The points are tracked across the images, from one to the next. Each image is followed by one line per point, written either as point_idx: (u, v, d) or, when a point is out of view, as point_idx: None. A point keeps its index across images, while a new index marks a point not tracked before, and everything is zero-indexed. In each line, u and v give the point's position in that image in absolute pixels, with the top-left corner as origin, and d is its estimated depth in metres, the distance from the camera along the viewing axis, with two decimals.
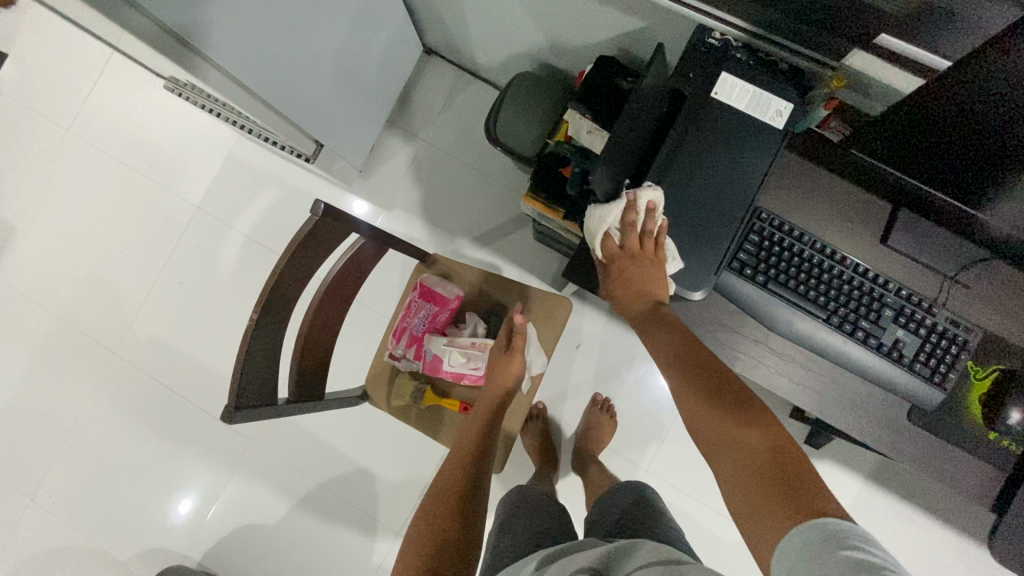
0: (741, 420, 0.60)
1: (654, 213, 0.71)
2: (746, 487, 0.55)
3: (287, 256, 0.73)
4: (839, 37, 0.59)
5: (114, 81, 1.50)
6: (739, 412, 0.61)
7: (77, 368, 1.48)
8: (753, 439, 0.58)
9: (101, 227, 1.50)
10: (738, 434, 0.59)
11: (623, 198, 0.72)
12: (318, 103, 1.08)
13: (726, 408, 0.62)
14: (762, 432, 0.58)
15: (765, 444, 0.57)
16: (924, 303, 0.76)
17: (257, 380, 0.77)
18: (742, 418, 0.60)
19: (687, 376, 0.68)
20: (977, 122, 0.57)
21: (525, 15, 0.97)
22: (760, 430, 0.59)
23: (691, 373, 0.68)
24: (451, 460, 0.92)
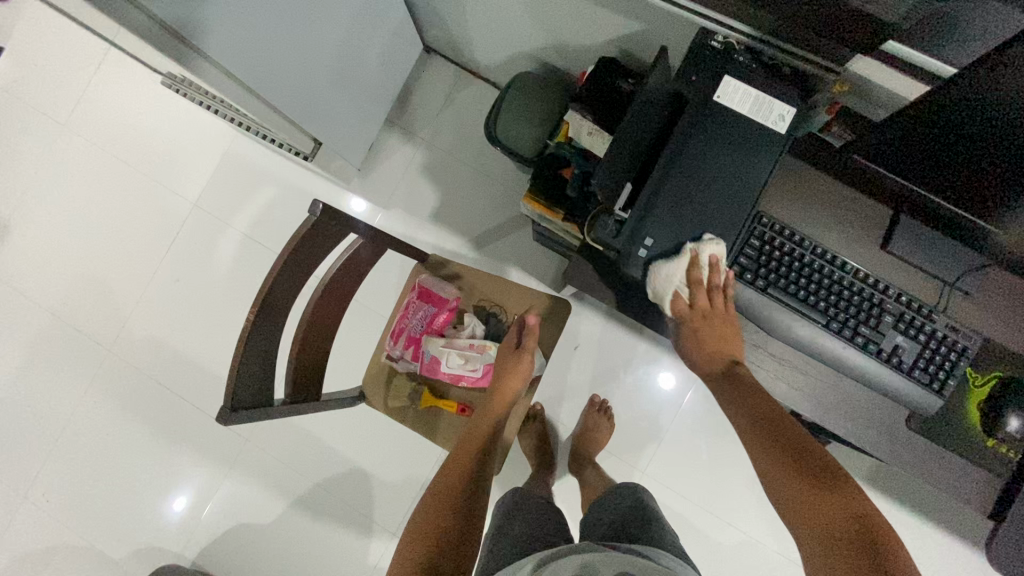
0: (821, 488, 0.62)
1: (718, 264, 0.71)
2: (833, 552, 0.57)
3: (284, 257, 0.73)
4: (846, 46, 0.58)
5: (110, 76, 1.48)
6: (823, 476, 0.63)
7: (72, 365, 1.47)
8: (836, 507, 0.60)
9: (97, 223, 1.49)
10: (821, 503, 0.61)
11: (686, 254, 0.70)
12: (317, 102, 1.07)
13: (805, 467, 0.64)
14: (846, 499, 0.60)
15: (849, 513, 0.59)
16: (923, 309, 0.76)
17: (253, 380, 0.76)
18: (824, 486, 0.62)
19: (763, 443, 0.69)
20: (981, 127, 0.57)
21: (525, 16, 0.96)
22: (843, 498, 0.60)
23: (763, 431, 0.70)
24: (450, 463, 0.89)
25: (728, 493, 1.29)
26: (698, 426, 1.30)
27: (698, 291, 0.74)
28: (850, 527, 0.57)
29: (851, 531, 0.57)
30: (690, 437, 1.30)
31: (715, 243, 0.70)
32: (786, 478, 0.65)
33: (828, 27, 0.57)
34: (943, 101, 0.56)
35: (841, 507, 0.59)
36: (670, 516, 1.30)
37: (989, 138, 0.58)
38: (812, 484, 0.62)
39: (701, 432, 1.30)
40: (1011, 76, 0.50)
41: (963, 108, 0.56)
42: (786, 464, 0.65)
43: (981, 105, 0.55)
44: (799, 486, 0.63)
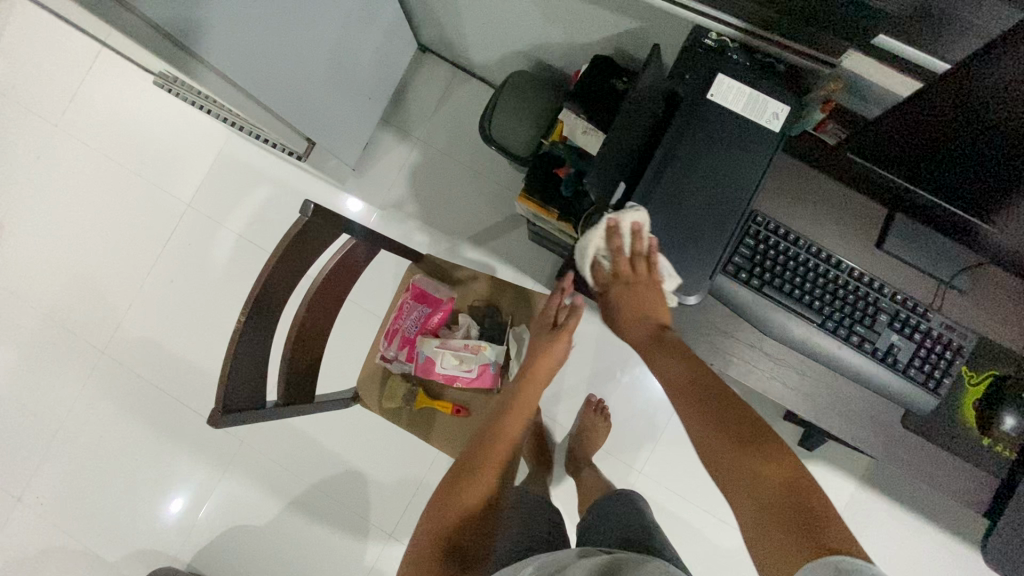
0: (753, 456, 0.58)
1: (640, 233, 0.70)
2: (764, 520, 0.54)
3: (276, 258, 0.72)
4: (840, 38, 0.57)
5: (103, 76, 1.47)
6: (750, 439, 0.60)
7: (65, 367, 1.46)
8: (769, 476, 0.57)
9: (90, 225, 1.48)
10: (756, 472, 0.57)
11: (605, 222, 0.72)
12: (311, 101, 1.06)
13: (731, 430, 0.61)
14: (778, 466, 0.57)
15: (785, 484, 0.56)
16: (919, 308, 0.75)
17: (246, 382, 0.76)
18: (756, 452, 0.59)
19: (689, 407, 0.66)
20: (982, 126, 0.56)
21: (519, 14, 0.96)
22: (777, 466, 0.57)
23: (688, 394, 0.66)
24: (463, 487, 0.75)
25: None
26: None
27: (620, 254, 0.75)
28: (782, 498, 0.55)
29: (788, 502, 0.54)
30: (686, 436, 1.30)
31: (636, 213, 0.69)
32: (719, 445, 0.61)
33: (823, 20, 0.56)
34: (943, 98, 0.56)
35: (776, 477, 0.56)
36: (666, 516, 1.29)
37: (989, 137, 0.57)
38: (743, 451, 0.59)
39: None
40: (1001, 76, 0.49)
41: (963, 106, 0.55)
42: (716, 432, 0.62)
43: (983, 104, 0.54)
44: (732, 455, 0.60)
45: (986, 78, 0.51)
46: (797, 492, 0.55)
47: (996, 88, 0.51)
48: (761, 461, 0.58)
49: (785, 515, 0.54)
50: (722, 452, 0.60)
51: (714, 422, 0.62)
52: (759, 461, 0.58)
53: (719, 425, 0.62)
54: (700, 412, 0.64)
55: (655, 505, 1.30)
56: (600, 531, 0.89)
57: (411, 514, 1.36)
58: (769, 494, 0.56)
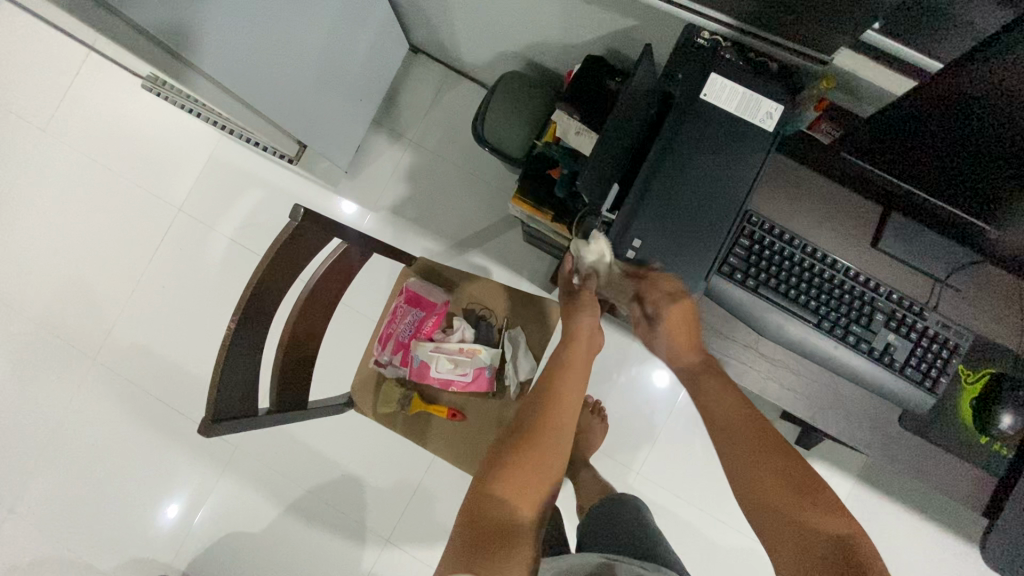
0: (807, 502, 0.61)
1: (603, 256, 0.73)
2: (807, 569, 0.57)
3: (265, 264, 0.71)
4: (838, 33, 0.56)
5: (91, 80, 1.46)
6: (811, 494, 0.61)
7: (57, 374, 1.44)
8: (820, 524, 0.59)
9: (81, 229, 1.47)
10: (806, 519, 0.60)
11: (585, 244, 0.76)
12: (301, 103, 1.05)
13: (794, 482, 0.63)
14: (834, 518, 0.59)
15: (835, 532, 0.58)
16: (915, 307, 0.75)
17: (237, 390, 0.74)
18: (814, 504, 0.61)
19: (751, 449, 0.67)
20: (980, 122, 0.56)
21: (510, 14, 0.95)
22: (830, 517, 0.59)
23: (752, 440, 0.67)
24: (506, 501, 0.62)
25: (723, 492, 1.28)
26: (692, 424, 1.30)
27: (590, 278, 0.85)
28: (832, 547, 0.57)
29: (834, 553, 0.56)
30: (683, 435, 1.30)
31: (596, 240, 0.72)
32: (773, 488, 0.63)
33: (818, 16, 0.55)
34: (939, 94, 0.55)
35: (827, 525, 0.59)
36: (665, 516, 1.29)
37: (989, 133, 0.57)
38: (796, 496, 0.62)
39: (695, 431, 1.30)
40: (998, 69, 0.49)
41: (959, 101, 0.55)
42: (770, 474, 0.64)
43: (981, 98, 0.53)
44: (786, 501, 0.62)
45: (983, 71, 0.50)
46: (849, 542, 0.57)
47: (993, 80, 0.51)
48: (814, 510, 0.60)
49: (833, 561, 0.56)
50: (774, 495, 0.63)
51: (771, 467, 0.65)
52: (813, 510, 0.60)
53: (775, 469, 0.64)
54: (754, 455, 0.66)
55: (654, 505, 1.29)
56: (599, 535, 0.88)
57: (408, 518, 1.35)
58: (818, 543, 0.58)
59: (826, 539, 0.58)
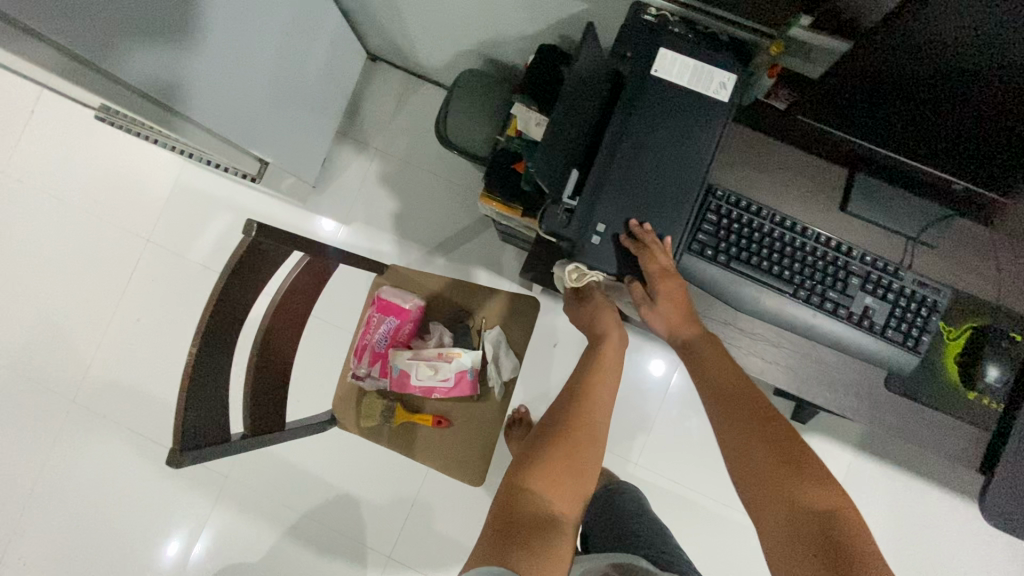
0: (794, 474, 0.60)
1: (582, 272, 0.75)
2: (794, 535, 0.56)
3: (222, 284, 0.68)
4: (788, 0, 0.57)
5: (47, 117, 1.42)
6: (799, 465, 0.61)
7: (38, 419, 1.40)
8: (806, 497, 0.58)
9: (51, 270, 1.43)
10: (788, 488, 0.59)
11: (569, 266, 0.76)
12: (258, 121, 1.02)
13: (781, 452, 0.62)
14: (819, 490, 0.58)
15: (816, 506, 0.57)
16: (890, 267, 0.74)
17: (206, 419, 0.72)
18: (801, 476, 0.60)
19: (734, 416, 0.67)
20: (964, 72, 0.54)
21: (462, 11, 0.93)
22: (816, 489, 0.58)
23: (730, 407, 0.67)
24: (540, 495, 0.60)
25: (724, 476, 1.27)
26: (687, 410, 1.28)
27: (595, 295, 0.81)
28: (814, 521, 0.56)
29: (813, 522, 0.56)
30: (680, 422, 1.28)
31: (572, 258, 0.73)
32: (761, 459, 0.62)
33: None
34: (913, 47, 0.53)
35: (812, 498, 0.58)
36: (669, 506, 1.27)
37: (975, 82, 0.54)
38: (785, 469, 0.61)
39: (691, 416, 1.28)
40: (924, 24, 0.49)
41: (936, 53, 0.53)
42: (762, 445, 0.63)
43: (959, 48, 0.51)
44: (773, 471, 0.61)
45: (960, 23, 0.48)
46: (830, 516, 0.56)
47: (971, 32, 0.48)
48: (804, 482, 0.59)
49: (810, 535, 0.55)
50: (765, 462, 0.62)
51: (763, 441, 0.64)
52: (801, 480, 0.59)
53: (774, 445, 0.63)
54: (748, 429, 0.65)
55: (657, 495, 1.27)
56: (595, 528, 0.86)
57: (409, 533, 1.32)
58: (797, 514, 0.57)
59: (807, 510, 0.57)
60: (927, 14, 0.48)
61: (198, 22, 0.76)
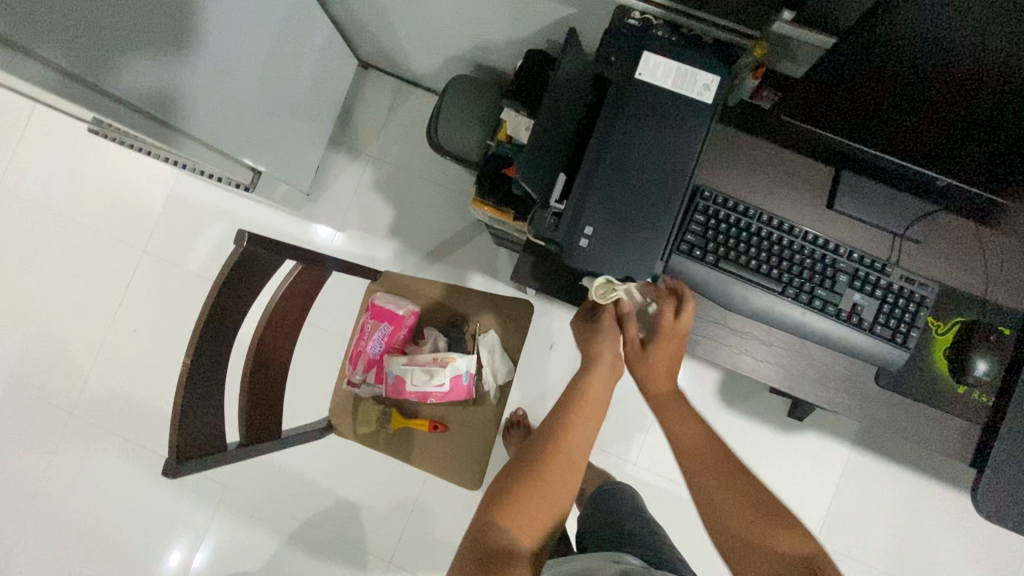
0: (775, 527, 0.59)
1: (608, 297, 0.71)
2: None
3: (214, 295, 0.68)
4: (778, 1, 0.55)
5: (41, 131, 1.43)
6: (776, 516, 0.59)
7: (37, 432, 1.40)
8: (790, 547, 0.57)
9: (47, 282, 1.43)
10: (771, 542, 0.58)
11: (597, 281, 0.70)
12: (249, 130, 1.03)
13: (759, 502, 0.61)
14: (795, 541, 0.57)
15: (797, 554, 0.57)
16: (877, 264, 0.74)
17: (201, 429, 0.72)
18: (779, 525, 0.59)
19: (711, 468, 0.64)
20: (964, 76, 0.54)
21: (449, 17, 0.94)
22: (791, 539, 0.58)
23: (709, 459, 0.65)
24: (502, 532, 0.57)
25: None
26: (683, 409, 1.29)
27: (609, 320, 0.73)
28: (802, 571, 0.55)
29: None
30: None
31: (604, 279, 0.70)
32: (739, 511, 0.61)
33: None
34: (911, 48, 0.53)
35: (786, 548, 0.57)
36: (668, 505, 1.27)
37: (975, 85, 0.54)
38: (764, 520, 0.59)
39: None
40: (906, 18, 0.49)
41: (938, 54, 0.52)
42: (740, 504, 0.61)
43: (961, 52, 0.51)
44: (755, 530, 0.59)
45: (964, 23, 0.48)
46: (812, 564, 0.56)
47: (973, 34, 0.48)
48: (783, 533, 0.58)
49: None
50: (748, 522, 0.60)
51: (742, 493, 0.62)
52: (781, 531, 0.58)
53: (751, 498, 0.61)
54: (725, 490, 0.62)
55: (656, 495, 1.28)
56: (591, 529, 0.86)
57: (409, 538, 1.32)
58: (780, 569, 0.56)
59: (791, 562, 0.56)
60: (906, 9, 0.48)
61: (182, 34, 0.77)
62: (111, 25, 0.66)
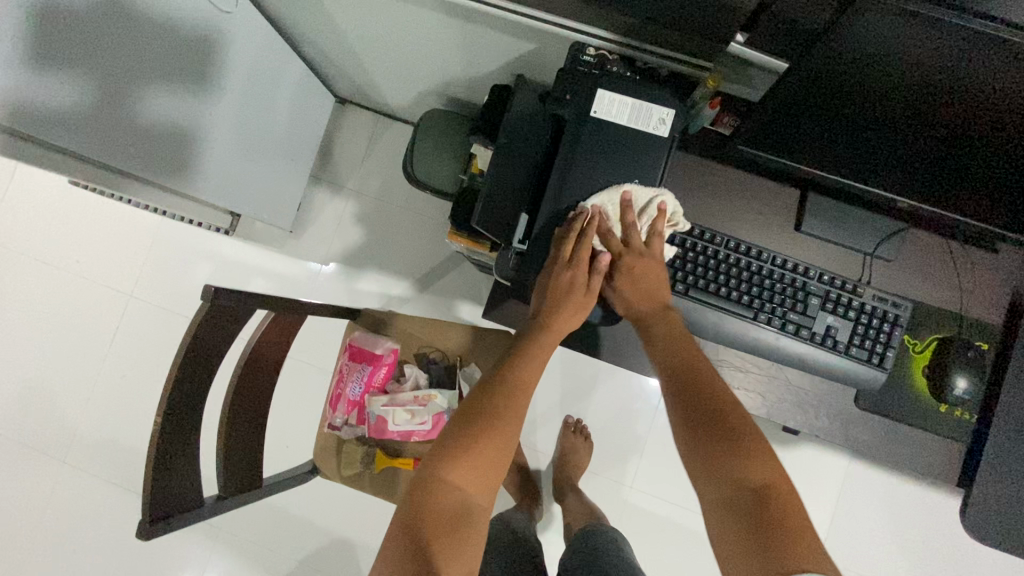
0: (731, 452, 0.58)
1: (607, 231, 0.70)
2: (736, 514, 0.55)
3: (183, 353, 0.68)
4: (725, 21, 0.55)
5: (26, 184, 1.44)
6: (732, 440, 0.59)
7: (29, 482, 1.40)
8: (742, 475, 0.57)
9: (36, 332, 1.44)
10: (730, 470, 0.57)
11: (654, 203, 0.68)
12: (224, 175, 1.03)
13: (719, 426, 0.60)
14: (753, 464, 0.57)
15: (754, 481, 0.56)
16: (847, 285, 0.74)
17: (176, 487, 0.72)
18: (738, 453, 0.58)
19: (674, 395, 0.65)
20: (946, 109, 0.53)
21: (416, 56, 0.95)
22: (752, 463, 0.57)
23: (677, 386, 0.66)
24: (454, 487, 0.58)
25: None
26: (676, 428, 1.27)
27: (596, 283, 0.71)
28: (753, 499, 0.55)
29: (751, 500, 0.55)
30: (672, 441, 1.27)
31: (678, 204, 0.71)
32: (703, 435, 0.60)
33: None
34: (893, 83, 0.52)
35: (750, 474, 0.57)
36: (665, 527, 1.26)
37: (957, 117, 0.53)
38: (723, 444, 0.59)
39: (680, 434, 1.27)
40: (866, 37, 0.47)
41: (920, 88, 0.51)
42: (705, 435, 0.60)
43: (926, 72, 0.49)
44: (722, 467, 0.58)
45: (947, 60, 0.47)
46: (767, 491, 0.56)
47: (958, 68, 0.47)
48: (737, 456, 0.58)
49: (748, 509, 0.55)
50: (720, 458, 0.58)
51: (705, 417, 0.61)
52: (737, 458, 0.58)
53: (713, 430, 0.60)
54: (696, 425, 0.61)
55: (652, 517, 1.26)
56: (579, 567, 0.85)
57: None
58: (738, 492, 0.56)
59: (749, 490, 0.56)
60: (866, 27, 0.46)
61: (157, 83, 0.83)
62: (104, 64, 0.76)
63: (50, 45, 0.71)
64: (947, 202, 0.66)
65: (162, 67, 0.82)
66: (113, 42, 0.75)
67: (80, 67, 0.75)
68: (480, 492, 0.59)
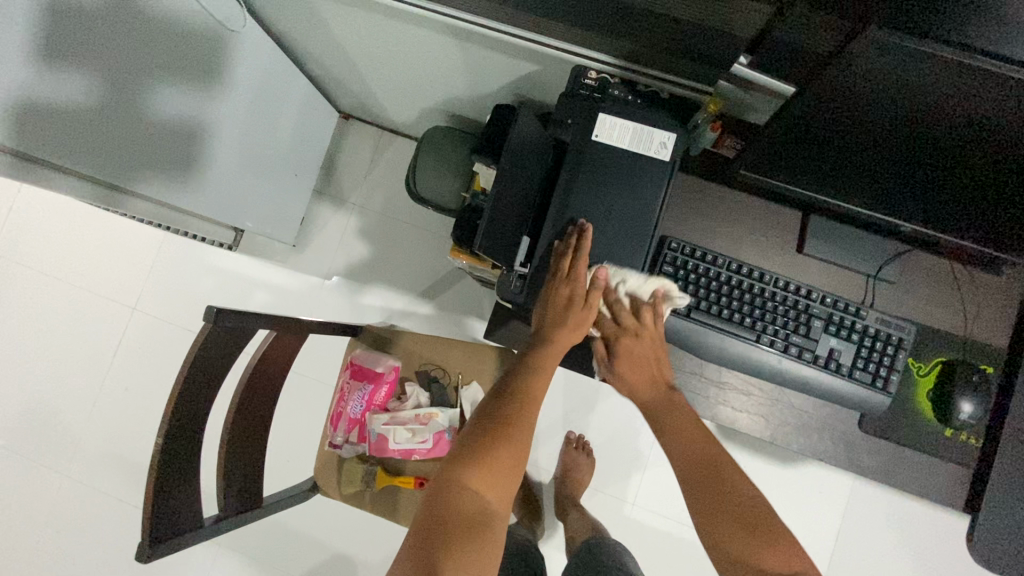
0: (758, 540, 0.61)
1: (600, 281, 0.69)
2: None
3: (184, 374, 0.68)
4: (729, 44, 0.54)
5: (33, 198, 1.45)
6: (758, 527, 0.61)
7: (31, 495, 1.40)
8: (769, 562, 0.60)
9: (40, 345, 1.44)
10: (754, 556, 0.60)
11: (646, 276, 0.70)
12: (229, 192, 1.04)
13: (744, 514, 0.62)
14: (779, 553, 0.60)
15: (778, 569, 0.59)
16: (850, 308, 0.74)
17: (176, 509, 0.72)
18: (766, 542, 0.61)
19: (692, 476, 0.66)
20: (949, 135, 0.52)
21: (419, 75, 0.95)
22: (774, 550, 0.60)
23: (695, 466, 0.67)
24: (473, 490, 0.58)
25: None
26: None
27: (596, 298, 0.69)
28: None
29: None
30: None
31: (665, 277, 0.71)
32: (728, 522, 0.62)
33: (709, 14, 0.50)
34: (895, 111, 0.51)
35: (774, 561, 0.60)
36: (668, 545, 1.24)
37: (961, 144, 0.53)
38: (748, 532, 0.61)
39: None
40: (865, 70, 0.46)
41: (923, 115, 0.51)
42: (731, 523, 0.62)
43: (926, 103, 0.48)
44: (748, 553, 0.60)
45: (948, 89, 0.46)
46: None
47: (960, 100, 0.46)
48: (764, 545, 0.60)
49: None
50: (749, 551, 0.60)
51: (727, 502, 0.63)
52: (764, 547, 0.60)
53: (737, 516, 0.62)
54: (719, 510, 0.63)
55: (655, 535, 1.25)
56: None
57: None
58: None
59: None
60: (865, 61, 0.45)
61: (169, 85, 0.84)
62: (117, 64, 0.78)
63: (66, 43, 0.73)
64: (955, 224, 0.65)
65: (173, 69, 0.83)
66: (124, 42, 0.77)
67: (94, 66, 0.76)
68: (497, 501, 0.59)
